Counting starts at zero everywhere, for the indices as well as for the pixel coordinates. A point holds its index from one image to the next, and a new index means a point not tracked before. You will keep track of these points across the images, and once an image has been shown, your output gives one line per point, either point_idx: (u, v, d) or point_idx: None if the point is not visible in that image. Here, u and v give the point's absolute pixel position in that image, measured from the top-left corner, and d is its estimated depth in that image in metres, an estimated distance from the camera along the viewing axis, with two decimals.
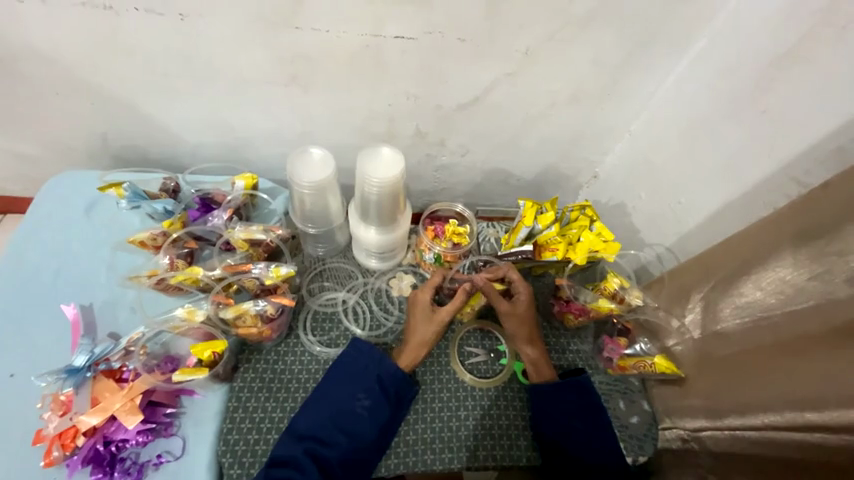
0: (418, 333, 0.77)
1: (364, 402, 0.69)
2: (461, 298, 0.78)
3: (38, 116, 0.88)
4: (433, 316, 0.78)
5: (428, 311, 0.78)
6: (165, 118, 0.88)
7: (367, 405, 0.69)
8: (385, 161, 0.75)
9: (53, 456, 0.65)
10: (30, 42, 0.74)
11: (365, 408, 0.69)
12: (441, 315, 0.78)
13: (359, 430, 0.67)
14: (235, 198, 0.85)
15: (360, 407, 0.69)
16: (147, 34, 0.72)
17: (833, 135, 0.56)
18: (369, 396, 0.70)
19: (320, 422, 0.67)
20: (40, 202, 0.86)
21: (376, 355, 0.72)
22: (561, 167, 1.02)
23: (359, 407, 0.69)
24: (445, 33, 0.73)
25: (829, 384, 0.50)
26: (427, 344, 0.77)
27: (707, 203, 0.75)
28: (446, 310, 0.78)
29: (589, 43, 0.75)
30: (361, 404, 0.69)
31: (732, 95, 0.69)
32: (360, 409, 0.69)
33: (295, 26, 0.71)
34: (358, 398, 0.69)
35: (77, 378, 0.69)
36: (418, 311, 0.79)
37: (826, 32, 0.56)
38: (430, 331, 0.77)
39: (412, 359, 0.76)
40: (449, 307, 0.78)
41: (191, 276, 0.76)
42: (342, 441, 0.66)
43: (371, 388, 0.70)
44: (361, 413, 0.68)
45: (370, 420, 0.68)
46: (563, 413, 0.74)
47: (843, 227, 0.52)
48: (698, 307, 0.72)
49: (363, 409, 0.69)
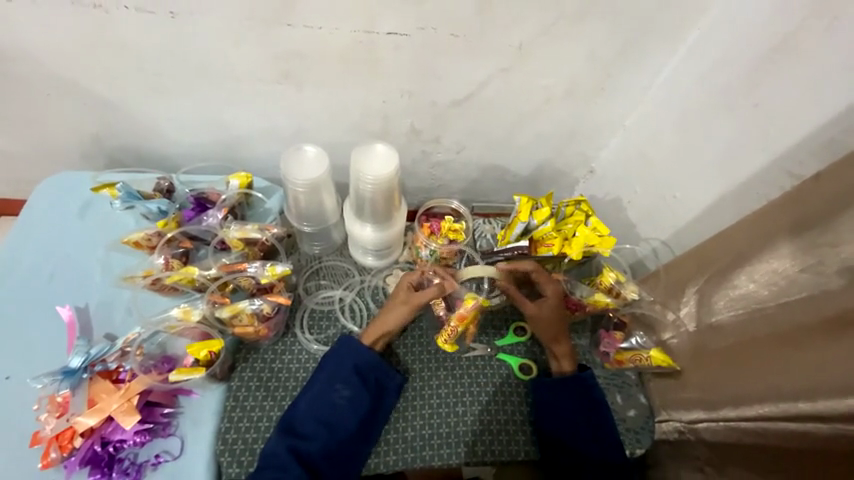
0: (390, 315, 0.77)
1: (343, 393, 0.70)
2: (434, 292, 0.76)
3: (29, 117, 0.87)
4: (408, 300, 0.77)
5: (406, 295, 0.78)
6: (158, 118, 0.87)
7: (346, 395, 0.70)
8: (379, 157, 0.75)
9: (51, 457, 0.66)
10: (21, 43, 0.73)
11: (344, 399, 0.70)
12: (414, 300, 0.77)
13: (340, 421, 0.69)
14: (229, 197, 0.84)
15: (339, 398, 0.70)
16: (139, 33, 0.72)
17: (824, 127, 0.56)
18: (348, 385, 0.70)
19: (305, 417, 0.68)
20: (33, 204, 0.86)
21: (352, 345, 0.73)
22: (556, 162, 1.02)
23: (338, 397, 0.70)
24: (438, 29, 0.73)
25: (823, 374, 0.50)
26: (389, 328, 0.77)
27: (702, 196, 0.75)
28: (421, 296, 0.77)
29: (582, 37, 0.75)
30: (340, 395, 0.70)
31: (725, 89, 0.69)
32: (340, 400, 0.70)
33: (288, 23, 0.71)
34: (336, 388, 0.70)
35: (73, 379, 0.69)
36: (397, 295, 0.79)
37: (817, 24, 0.56)
38: (397, 313, 0.76)
39: (372, 338, 0.76)
40: (424, 294, 0.77)
41: (187, 276, 0.76)
42: (322, 434, 0.67)
43: (349, 378, 0.71)
44: (341, 403, 0.69)
45: (351, 411, 0.69)
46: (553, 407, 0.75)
47: (834, 218, 0.53)
48: (693, 301, 0.73)
49: (343, 399, 0.70)
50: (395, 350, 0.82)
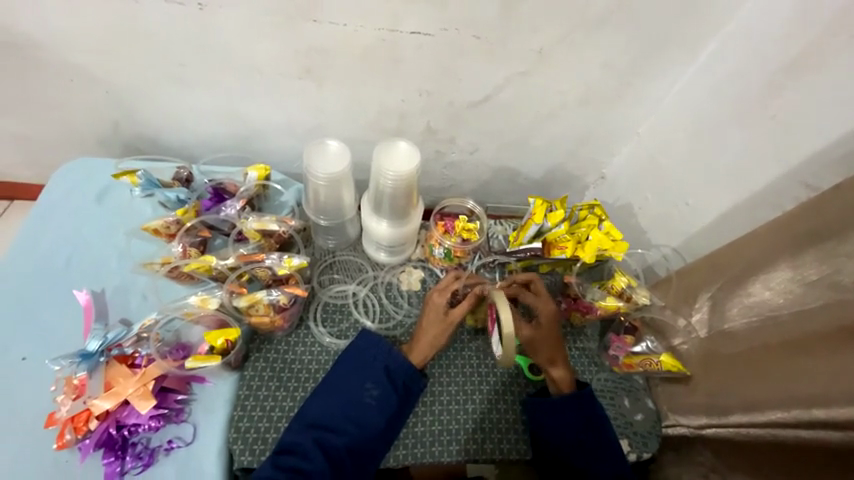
0: (426, 334, 0.75)
1: (373, 392, 0.68)
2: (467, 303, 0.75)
3: (50, 101, 0.88)
4: (445, 317, 0.75)
5: (440, 312, 0.76)
6: (177, 107, 0.88)
7: (375, 395, 0.68)
8: (400, 154, 0.76)
9: (66, 439, 0.66)
10: (47, 27, 0.74)
11: (373, 398, 0.67)
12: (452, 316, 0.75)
13: (367, 421, 0.66)
14: (247, 189, 0.86)
15: (369, 397, 0.67)
16: (165, 24, 0.72)
17: (842, 140, 0.57)
18: (378, 386, 0.68)
19: (330, 411, 0.66)
20: (52, 188, 0.87)
21: (385, 346, 0.71)
22: (569, 166, 1.03)
23: (367, 397, 0.67)
24: (461, 30, 0.74)
25: (840, 383, 0.51)
26: (436, 346, 0.74)
27: (715, 206, 0.76)
28: (459, 310, 0.75)
29: (601, 44, 0.76)
30: (369, 394, 0.68)
31: (742, 99, 0.70)
32: (369, 399, 0.67)
33: (313, 19, 0.71)
34: (366, 388, 0.68)
35: (91, 362, 0.70)
36: (431, 316, 0.76)
37: (838, 39, 0.57)
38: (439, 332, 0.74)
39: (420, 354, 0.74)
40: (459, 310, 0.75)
41: (204, 264, 0.76)
42: (350, 430, 0.65)
43: (380, 378, 0.69)
44: (370, 402, 0.67)
45: (380, 411, 0.67)
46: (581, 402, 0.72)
47: (851, 229, 0.54)
48: (705, 307, 0.73)
49: (372, 399, 0.67)
50: (399, 338, 0.82)
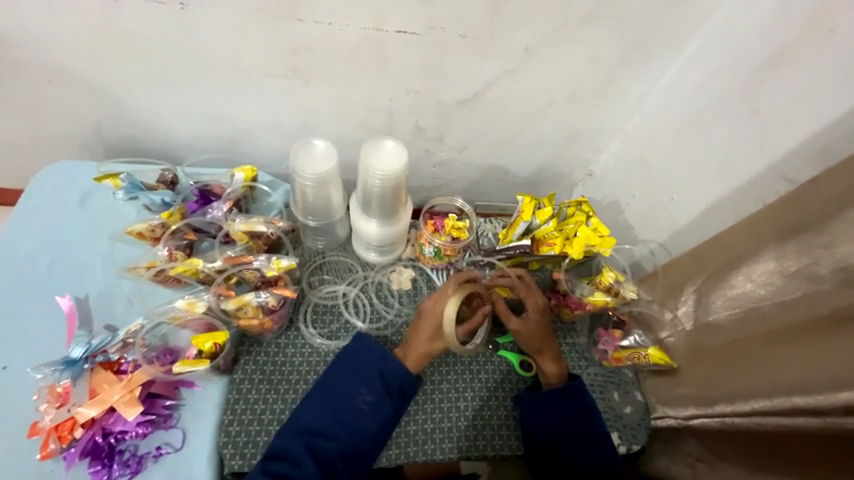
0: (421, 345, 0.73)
1: (367, 398, 0.67)
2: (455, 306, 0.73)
3: (29, 104, 0.86)
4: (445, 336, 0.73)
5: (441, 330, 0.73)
6: (161, 108, 0.87)
7: (369, 400, 0.67)
8: (387, 153, 0.76)
9: (50, 448, 0.65)
10: (23, 28, 0.72)
11: (367, 404, 0.67)
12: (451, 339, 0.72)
13: (361, 426, 0.66)
14: (234, 190, 0.85)
15: (363, 403, 0.67)
16: (147, 24, 0.71)
17: (820, 135, 0.59)
18: (372, 391, 0.67)
19: (321, 416, 0.66)
20: (31, 191, 0.85)
21: (379, 350, 0.70)
22: (557, 164, 1.04)
23: (361, 402, 0.67)
24: (447, 28, 0.74)
25: (818, 370, 0.52)
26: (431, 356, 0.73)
27: (699, 200, 0.77)
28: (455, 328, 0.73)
29: (586, 43, 0.78)
30: (363, 399, 0.67)
31: (724, 96, 0.72)
32: (362, 404, 0.67)
33: (298, 18, 0.71)
34: (359, 393, 0.67)
35: (74, 370, 0.68)
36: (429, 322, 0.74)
37: (815, 36, 0.59)
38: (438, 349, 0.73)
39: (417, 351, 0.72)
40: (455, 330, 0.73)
41: (191, 267, 0.75)
42: (341, 435, 0.65)
43: (373, 383, 0.68)
44: (363, 408, 0.66)
45: (373, 416, 0.66)
46: (573, 395, 0.73)
47: (828, 221, 0.55)
48: (691, 300, 0.75)
49: (366, 404, 0.67)
50: (389, 337, 0.81)
